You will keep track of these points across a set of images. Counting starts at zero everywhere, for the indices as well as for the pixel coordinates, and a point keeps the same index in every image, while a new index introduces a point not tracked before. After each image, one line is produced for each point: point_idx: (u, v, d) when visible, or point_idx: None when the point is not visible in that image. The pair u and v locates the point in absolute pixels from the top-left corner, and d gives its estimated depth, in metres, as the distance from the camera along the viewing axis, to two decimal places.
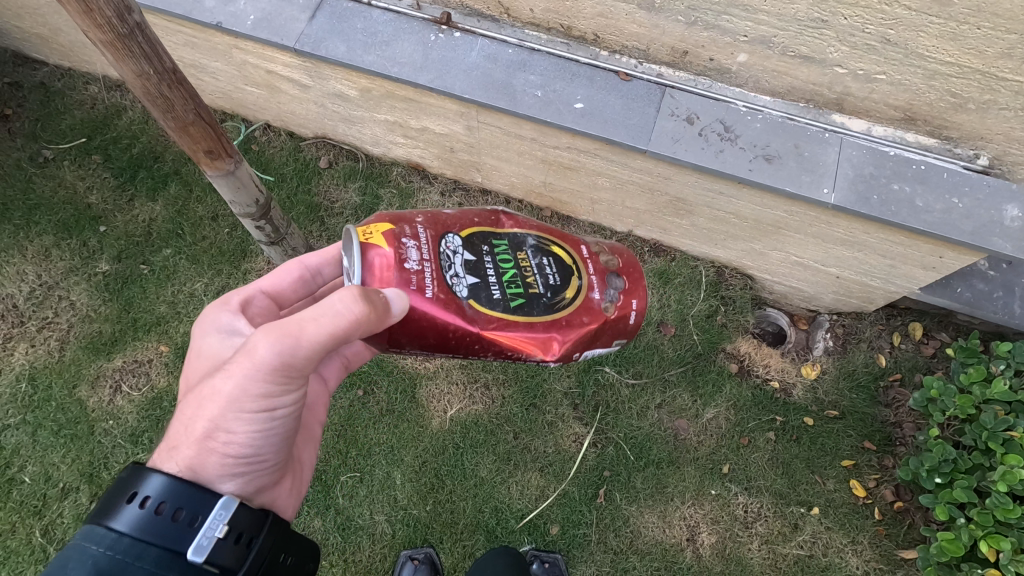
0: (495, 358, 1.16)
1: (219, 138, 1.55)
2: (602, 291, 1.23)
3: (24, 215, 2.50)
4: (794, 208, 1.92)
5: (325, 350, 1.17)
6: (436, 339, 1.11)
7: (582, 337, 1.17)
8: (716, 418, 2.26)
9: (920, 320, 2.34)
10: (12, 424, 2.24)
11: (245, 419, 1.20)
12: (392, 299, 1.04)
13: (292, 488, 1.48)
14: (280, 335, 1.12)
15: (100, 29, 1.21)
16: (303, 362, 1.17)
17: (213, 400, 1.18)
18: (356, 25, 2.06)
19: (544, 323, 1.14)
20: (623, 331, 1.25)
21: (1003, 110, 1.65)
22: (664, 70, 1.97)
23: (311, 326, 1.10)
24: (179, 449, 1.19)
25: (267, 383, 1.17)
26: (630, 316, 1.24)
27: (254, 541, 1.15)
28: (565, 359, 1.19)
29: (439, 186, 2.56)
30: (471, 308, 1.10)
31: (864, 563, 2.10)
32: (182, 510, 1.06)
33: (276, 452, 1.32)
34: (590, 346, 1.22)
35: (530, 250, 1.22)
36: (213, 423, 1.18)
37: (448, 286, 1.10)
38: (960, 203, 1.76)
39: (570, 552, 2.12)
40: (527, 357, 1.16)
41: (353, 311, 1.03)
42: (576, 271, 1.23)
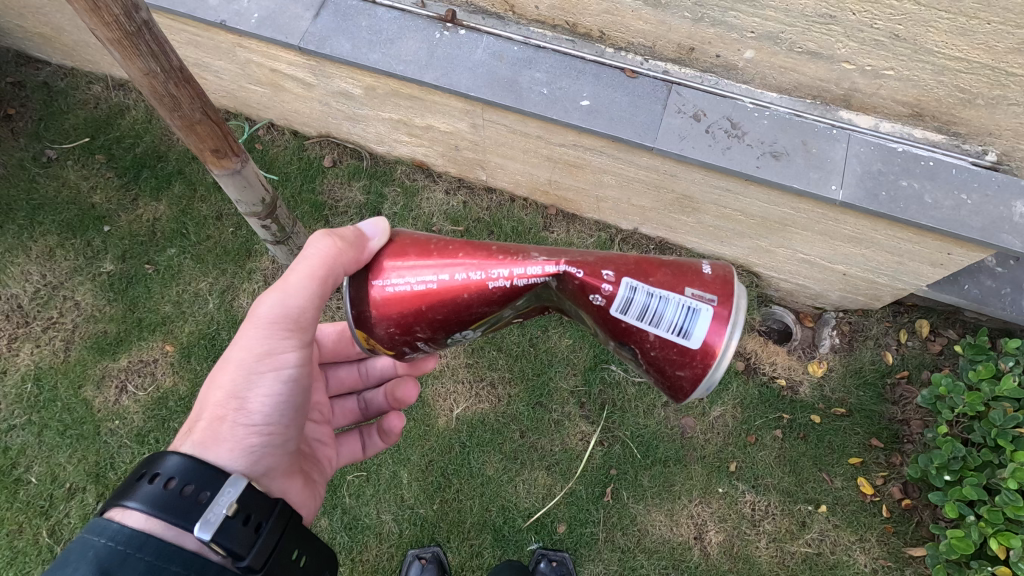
0: (492, 273, 1.08)
1: (226, 137, 1.54)
2: None
3: (28, 215, 2.50)
4: (802, 205, 1.91)
5: (317, 300, 1.28)
6: (421, 256, 1.14)
7: (609, 257, 1.07)
8: (722, 416, 2.26)
9: (927, 317, 2.33)
10: (18, 424, 2.24)
11: (255, 380, 1.25)
12: (367, 227, 1.21)
13: (303, 489, 1.44)
14: (273, 291, 1.26)
15: (108, 27, 1.21)
16: (302, 317, 1.28)
17: (223, 369, 1.26)
18: (361, 23, 2.05)
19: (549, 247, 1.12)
20: (696, 278, 1.04)
21: (1012, 106, 1.64)
22: (670, 67, 1.95)
23: (296, 274, 1.24)
24: (194, 428, 1.22)
25: (271, 340, 1.26)
26: (700, 268, 1.06)
27: (264, 526, 1.11)
28: (581, 266, 1.05)
29: (444, 185, 2.55)
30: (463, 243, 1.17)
31: (872, 561, 2.09)
32: (190, 486, 1.07)
33: (289, 427, 1.32)
34: (633, 274, 1.03)
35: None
36: (225, 388, 1.24)
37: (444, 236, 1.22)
38: (969, 199, 1.76)
39: (577, 551, 2.12)
40: (527, 261, 1.08)
41: (328, 241, 1.20)
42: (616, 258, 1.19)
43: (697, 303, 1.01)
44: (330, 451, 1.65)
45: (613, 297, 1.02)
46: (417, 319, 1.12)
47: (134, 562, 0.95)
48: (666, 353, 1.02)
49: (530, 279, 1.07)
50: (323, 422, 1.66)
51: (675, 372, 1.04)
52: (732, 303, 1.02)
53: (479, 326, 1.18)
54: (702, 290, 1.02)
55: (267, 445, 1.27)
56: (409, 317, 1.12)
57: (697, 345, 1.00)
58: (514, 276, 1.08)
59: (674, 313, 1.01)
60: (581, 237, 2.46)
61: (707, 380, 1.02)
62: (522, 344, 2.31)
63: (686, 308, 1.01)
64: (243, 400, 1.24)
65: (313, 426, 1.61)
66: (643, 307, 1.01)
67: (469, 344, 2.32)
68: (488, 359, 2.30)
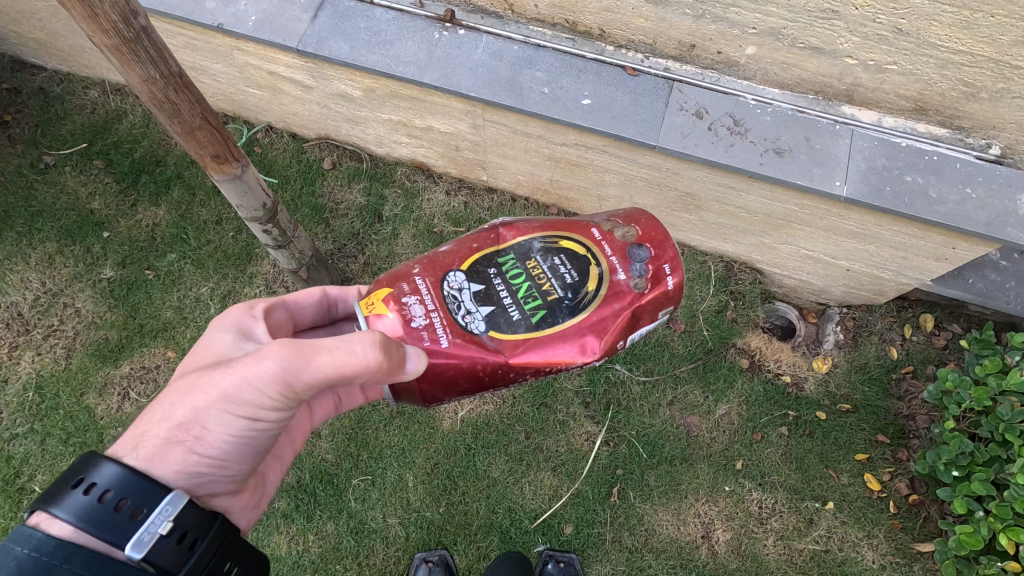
0: (540, 375, 1.18)
1: (226, 142, 1.53)
2: (625, 269, 1.15)
3: (27, 222, 2.48)
4: (806, 201, 1.90)
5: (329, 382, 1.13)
6: (473, 384, 1.16)
7: (617, 325, 1.14)
8: (728, 414, 2.25)
9: (932, 311, 2.32)
10: (20, 433, 2.23)
11: (220, 418, 1.16)
12: (409, 360, 1.08)
13: (250, 493, 1.41)
14: (286, 353, 1.10)
15: (106, 34, 1.19)
16: (304, 389, 1.13)
17: (202, 390, 1.15)
18: (359, 24, 2.03)
19: (571, 327, 1.13)
20: (666, 298, 1.17)
21: (1017, 99, 1.63)
22: (671, 64, 1.94)
23: (324, 357, 1.08)
24: (151, 433, 1.15)
25: (261, 394, 1.13)
26: (669, 287, 1.16)
27: (199, 543, 1.11)
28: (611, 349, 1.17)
29: (445, 185, 2.53)
30: (495, 347, 1.13)
31: (880, 557, 2.09)
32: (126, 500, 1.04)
33: (237, 461, 1.27)
34: (632, 327, 1.17)
35: (538, 251, 1.20)
36: (194, 412, 1.15)
37: (466, 333, 1.13)
38: (974, 193, 1.75)
39: (584, 552, 2.11)
40: (571, 362, 1.16)
41: (373, 353, 1.04)
42: (592, 259, 1.16)
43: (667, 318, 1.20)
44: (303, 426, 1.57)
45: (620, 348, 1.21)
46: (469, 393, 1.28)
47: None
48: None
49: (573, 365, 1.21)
50: None
51: None
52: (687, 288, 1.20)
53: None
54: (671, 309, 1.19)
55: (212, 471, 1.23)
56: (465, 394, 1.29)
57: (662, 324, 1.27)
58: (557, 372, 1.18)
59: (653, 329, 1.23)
60: None
61: None
62: None
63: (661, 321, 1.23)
64: (208, 434, 1.16)
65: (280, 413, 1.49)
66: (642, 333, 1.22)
67: None
68: None
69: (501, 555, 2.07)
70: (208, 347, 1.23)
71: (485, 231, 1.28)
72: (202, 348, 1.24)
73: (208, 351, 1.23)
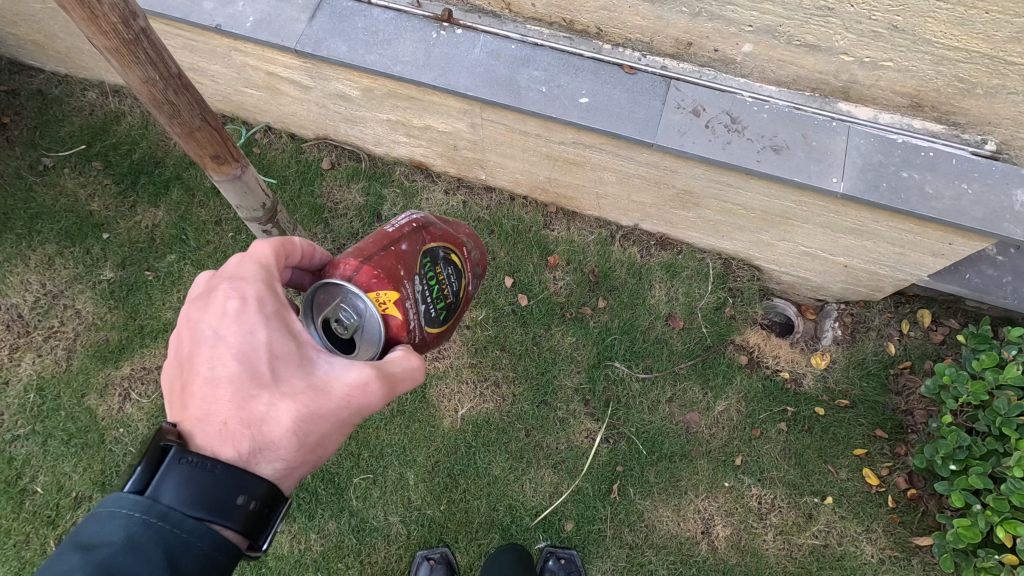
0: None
1: (226, 143, 1.54)
2: (470, 278, 1.57)
3: (26, 224, 2.49)
4: (804, 198, 1.90)
5: None
6: None
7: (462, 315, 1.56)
8: (727, 410, 2.26)
9: (929, 307, 2.34)
10: (22, 434, 2.24)
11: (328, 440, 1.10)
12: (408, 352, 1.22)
13: None
14: (391, 387, 1.11)
15: (106, 36, 1.19)
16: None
17: (317, 417, 1.05)
18: (357, 24, 2.04)
19: (454, 321, 1.48)
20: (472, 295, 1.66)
21: (1012, 95, 1.64)
22: (668, 62, 1.95)
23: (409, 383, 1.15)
24: (263, 461, 1.01)
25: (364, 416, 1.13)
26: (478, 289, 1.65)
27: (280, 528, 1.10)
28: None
29: (443, 184, 2.54)
30: (430, 338, 1.36)
31: (879, 551, 2.11)
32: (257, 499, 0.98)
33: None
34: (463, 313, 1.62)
35: (441, 259, 1.43)
36: (311, 438, 1.05)
37: (423, 329, 1.32)
38: (970, 188, 1.75)
39: (584, 548, 2.13)
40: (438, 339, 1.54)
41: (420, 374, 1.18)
42: (463, 271, 1.51)
43: None
44: None
45: None
46: None
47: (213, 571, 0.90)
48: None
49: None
50: None
51: None
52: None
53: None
54: None
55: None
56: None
57: None
58: None
59: None
60: (581, 235, 2.45)
61: None
62: (525, 342, 2.30)
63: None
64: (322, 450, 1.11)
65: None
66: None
67: (473, 344, 2.31)
68: (492, 358, 2.29)
69: (501, 547, 2.08)
70: (284, 358, 1.05)
71: (409, 229, 1.38)
72: (273, 359, 1.04)
73: (278, 362, 1.05)
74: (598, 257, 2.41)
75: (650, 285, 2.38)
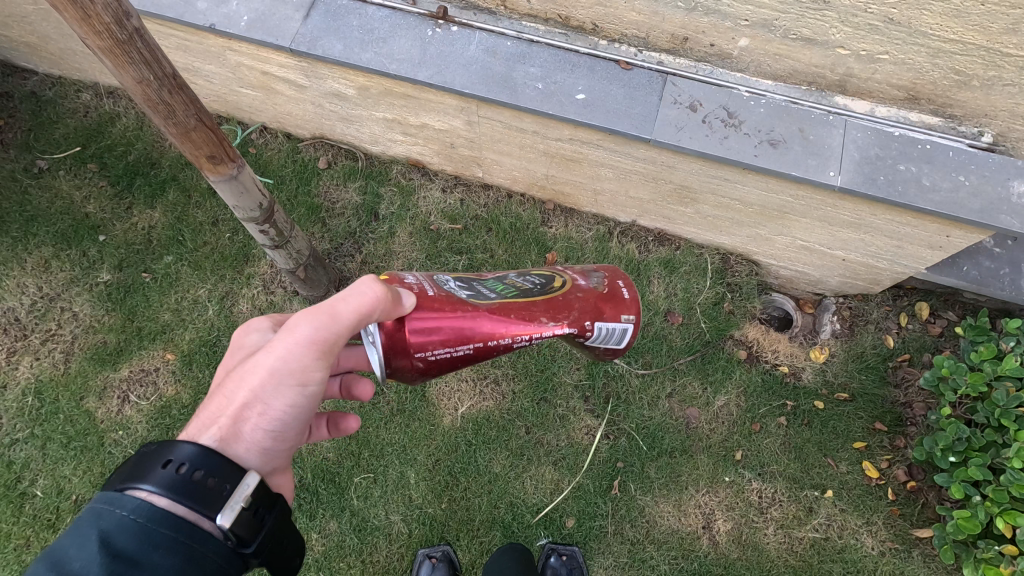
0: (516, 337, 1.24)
1: (221, 143, 1.53)
2: (585, 279, 1.41)
3: (22, 227, 2.48)
4: (801, 192, 1.90)
5: (355, 335, 1.13)
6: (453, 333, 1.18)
7: (581, 305, 1.32)
8: (727, 405, 2.26)
9: (927, 299, 2.34)
10: (21, 438, 2.23)
11: (277, 393, 1.13)
12: (404, 296, 1.14)
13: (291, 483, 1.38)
14: (318, 316, 1.10)
15: (98, 36, 1.18)
16: (340, 346, 1.14)
17: (247, 372, 1.12)
18: (352, 22, 2.03)
19: (542, 301, 1.29)
20: (622, 303, 1.38)
21: (1008, 86, 1.64)
22: (664, 57, 1.95)
23: (341, 306, 1.09)
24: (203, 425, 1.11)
25: (308, 360, 1.12)
26: (623, 293, 1.39)
27: (268, 518, 1.06)
28: (575, 324, 1.30)
29: (440, 183, 2.54)
30: (476, 305, 1.21)
31: (879, 543, 2.12)
32: (205, 474, 1.00)
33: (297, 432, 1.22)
34: (597, 316, 1.33)
35: (513, 275, 1.42)
36: (244, 392, 1.11)
37: (451, 292, 1.22)
38: (967, 180, 1.75)
39: (586, 545, 2.13)
40: (541, 328, 1.26)
41: (377, 288, 1.08)
42: (557, 276, 1.42)
43: (625, 324, 1.38)
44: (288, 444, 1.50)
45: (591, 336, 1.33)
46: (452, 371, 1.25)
47: (153, 541, 0.89)
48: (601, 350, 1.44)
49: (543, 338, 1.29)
50: None
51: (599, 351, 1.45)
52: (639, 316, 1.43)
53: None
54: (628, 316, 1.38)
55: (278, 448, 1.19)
56: (444, 372, 1.25)
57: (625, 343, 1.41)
58: (532, 339, 1.27)
59: (617, 334, 1.38)
60: (579, 231, 2.45)
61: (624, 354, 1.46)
62: None
63: (623, 331, 1.38)
64: (268, 410, 1.13)
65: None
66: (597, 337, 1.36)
67: None
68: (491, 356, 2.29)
69: (503, 546, 2.08)
70: (247, 344, 1.23)
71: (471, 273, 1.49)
72: (240, 348, 1.23)
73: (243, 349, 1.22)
74: (596, 254, 2.41)
75: (648, 281, 2.38)
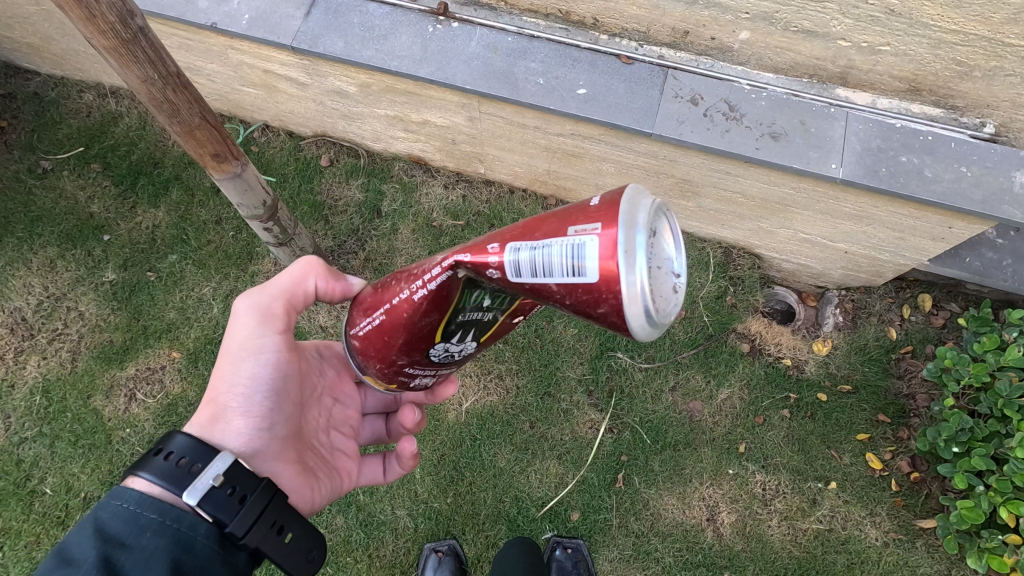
0: (413, 285, 1.09)
1: (225, 142, 1.54)
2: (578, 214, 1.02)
3: (27, 227, 2.49)
4: (802, 184, 1.90)
5: (291, 298, 1.40)
6: (372, 297, 1.21)
7: (502, 230, 1.00)
8: (730, 398, 2.27)
9: (930, 291, 2.35)
10: (29, 436, 2.25)
11: (237, 365, 1.30)
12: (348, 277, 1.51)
13: (299, 477, 1.39)
14: (254, 292, 1.38)
15: (104, 35, 1.19)
16: (281, 312, 1.38)
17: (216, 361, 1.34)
18: (353, 19, 2.03)
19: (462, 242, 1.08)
20: (582, 213, 0.91)
21: (1009, 76, 1.64)
22: (665, 51, 1.95)
23: (276, 279, 1.41)
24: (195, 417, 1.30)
25: (253, 326, 1.34)
26: (589, 202, 0.92)
27: (249, 497, 1.12)
28: (470, 250, 1.00)
29: (442, 179, 2.54)
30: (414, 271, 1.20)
31: (883, 534, 2.13)
32: (186, 459, 1.11)
33: (274, 411, 1.34)
34: (515, 238, 0.96)
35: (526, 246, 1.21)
36: (215, 374, 1.31)
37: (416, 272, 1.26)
38: (969, 171, 1.75)
39: (591, 538, 2.15)
40: (430, 266, 1.06)
41: (310, 255, 1.44)
42: None
43: (581, 237, 0.88)
44: (352, 464, 1.60)
45: (504, 266, 0.96)
46: (388, 348, 1.18)
47: (141, 525, 1.00)
48: (577, 297, 0.91)
49: (440, 280, 1.04)
50: (351, 436, 1.63)
51: (600, 313, 0.90)
52: (621, 222, 0.86)
53: (456, 336, 1.15)
54: (588, 224, 0.88)
55: (255, 429, 1.29)
56: (382, 349, 1.19)
57: (597, 278, 0.87)
58: (427, 282, 1.06)
59: (562, 258, 0.90)
60: None
61: (630, 309, 0.86)
62: (528, 335, 2.31)
63: (572, 247, 0.89)
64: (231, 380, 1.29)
65: (338, 436, 1.58)
66: (530, 265, 0.93)
67: None
68: (495, 351, 2.30)
69: (510, 541, 2.11)
70: None
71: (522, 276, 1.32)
72: None
73: None
74: None
75: None
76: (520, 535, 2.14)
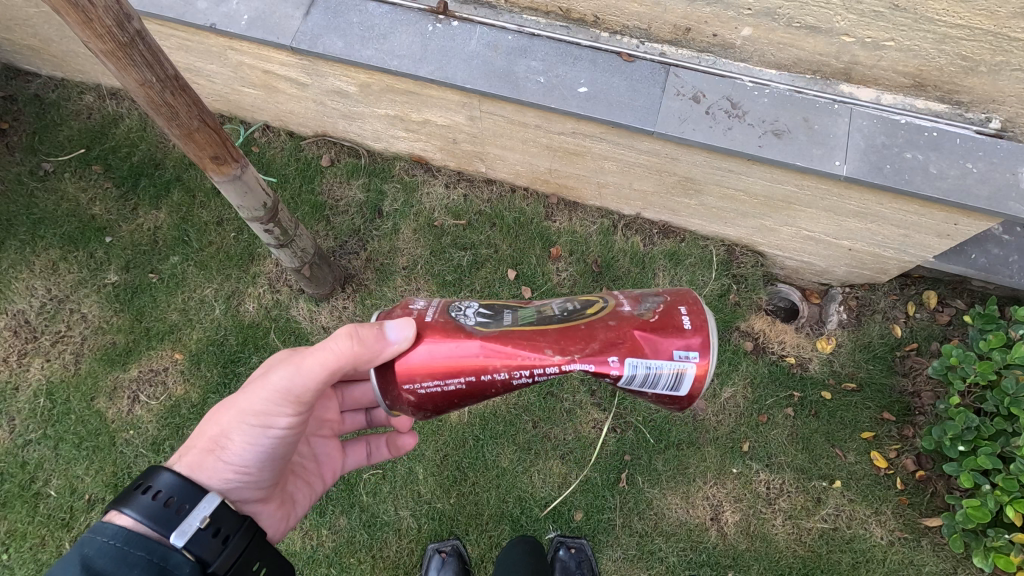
0: (515, 373, 1.15)
1: (225, 144, 1.53)
2: (635, 304, 1.18)
3: (29, 229, 2.50)
4: (805, 182, 1.89)
5: (325, 383, 1.26)
6: (445, 363, 1.15)
7: (605, 336, 1.14)
8: (733, 396, 2.26)
9: (934, 288, 2.33)
10: (34, 438, 2.26)
11: (243, 430, 1.27)
12: (393, 330, 1.15)
13: (276, 510, 1.48)
14: (290, 363, 1.24)
15: (101, 39, 1.19)
16: (308, 395, 1.28)
17: (227, 406, 1.29)
18: (353, 19, 2.02)
19: (557, 328, 1.15)
20: (678, 336, 1.12)
21: (1016, 71, 1.61)
22: (666, 48, 1.93)
23: (312, 357, 1.22)
24: (189, 447, 1.30)
25: (272, 401, 1.26)
26: (681, 324, 1.13)
27: (232, 538, 1.17)
28: (591, 359, 1.13)
29: (443, 179, 2.53)
30: (473, 331, 1.16)
31: (888, 533, 2.12)
32: (174, 498, 1.14)
33: (265, 471, 1.36)
34: (631, 352, 1.12)
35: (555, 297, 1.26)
36: (221, 425, 1.28)
37: (453, 318, 1.18)
38: (974, 167, 1.74)
39: (595, 537, 2.15)
40: (545, 362, 1.13)
41: (350, 341, 1.16)
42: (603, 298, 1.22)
43: (683, 364, 1.11)
44: (335, 465, 1.66)
45: (620, 376, 1.14)
46: (451, 405, 1.21)
47: (129, 562, 1.01)
48: (661, 398, 1.18)
49: (548, 375, 1.15)
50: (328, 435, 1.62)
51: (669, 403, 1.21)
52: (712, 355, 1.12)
53: None
54: (689, 353, 1.11)
55: (241, 482, 1.33)
56: (444, 405, 1.21)
57: (684, 392, 1.15)
58: (536, 374, 1.15)
59: (667, 379, 1.13)
60: (583, 225, 2.45)
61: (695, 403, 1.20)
62: None
63: (676, 373, 1.12)
64: (231, 444, 1.28)
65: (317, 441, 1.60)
66: (641, 380, 1.14)
67: None
68: None
69: (514, 539, 2.10)
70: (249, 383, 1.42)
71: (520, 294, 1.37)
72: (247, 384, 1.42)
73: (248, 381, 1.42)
74: (600, 247, 2.41)
75: (654, 273, 2.38)
76: (523, 535, 2.14)
